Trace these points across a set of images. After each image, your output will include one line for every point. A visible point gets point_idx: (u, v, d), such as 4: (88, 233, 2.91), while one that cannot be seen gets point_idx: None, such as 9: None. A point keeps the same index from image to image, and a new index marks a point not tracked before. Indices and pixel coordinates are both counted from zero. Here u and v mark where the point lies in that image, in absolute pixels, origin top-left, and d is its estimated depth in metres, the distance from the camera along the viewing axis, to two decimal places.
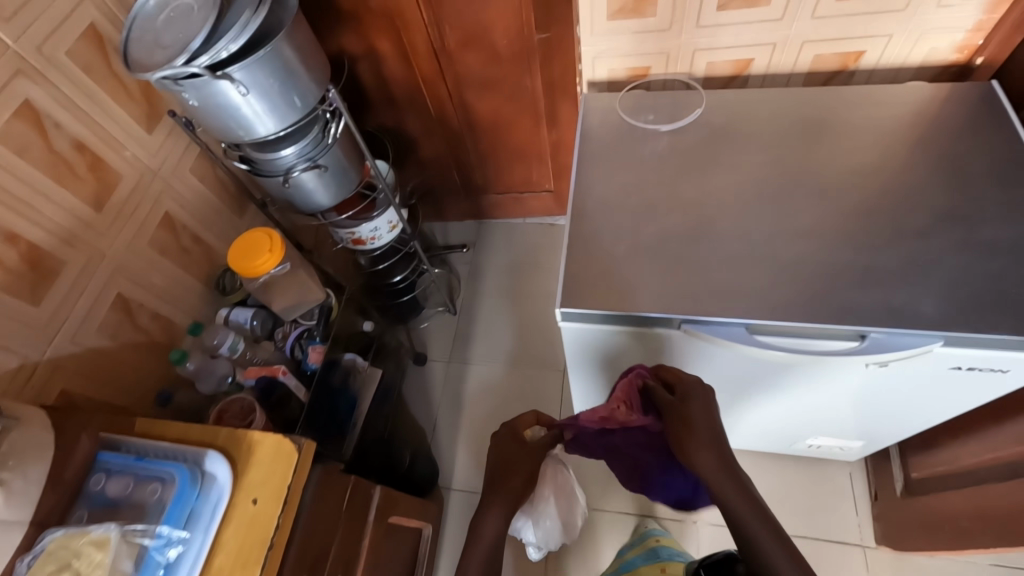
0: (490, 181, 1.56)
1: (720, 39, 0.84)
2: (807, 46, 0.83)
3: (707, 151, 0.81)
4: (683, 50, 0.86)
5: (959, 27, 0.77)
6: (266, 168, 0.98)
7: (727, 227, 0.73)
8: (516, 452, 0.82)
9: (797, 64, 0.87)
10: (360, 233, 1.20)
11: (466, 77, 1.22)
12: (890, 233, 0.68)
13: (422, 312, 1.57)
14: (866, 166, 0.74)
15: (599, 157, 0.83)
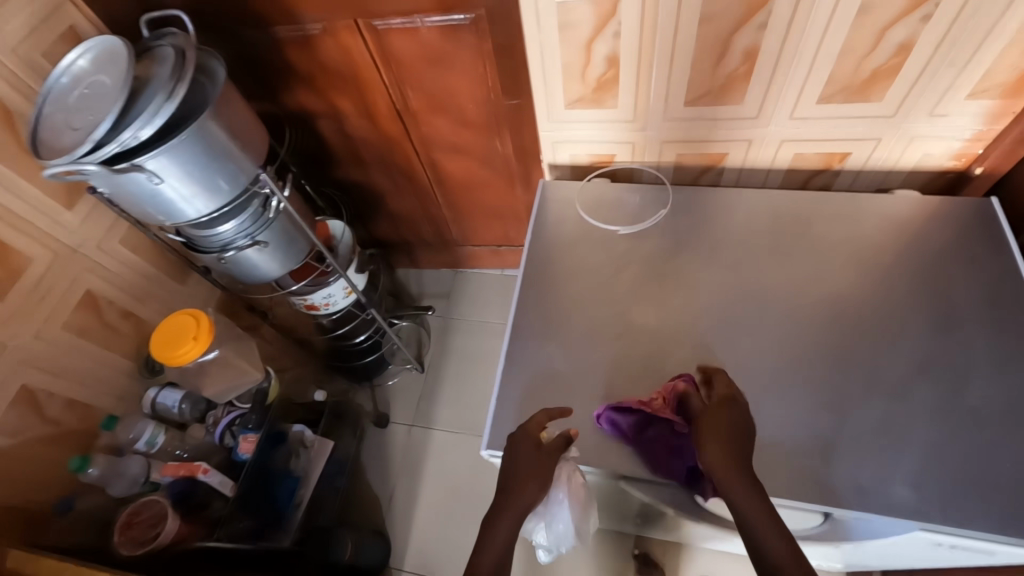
0: (465, 234, 1.48)
1: (690, 132, 0.76)
2: (785, 145, 0.76)
3: (671, 263, 0.79)
4: (651, 141, 0.79)
5: (964, 126, 0.71)
6: (201, 244, 0.90)
7: (679, 358, 0.72)
8: (528, 453, 0.64)
9: (776, 161, 0.79)
10: (312, 299, 1.12)
11: (434, 138, 1.15)
12: (863, 390, 0.67)
13: (387, 369, 1.49)
14: (833, 293, 0.73)
15: (558, 265, 0.81)
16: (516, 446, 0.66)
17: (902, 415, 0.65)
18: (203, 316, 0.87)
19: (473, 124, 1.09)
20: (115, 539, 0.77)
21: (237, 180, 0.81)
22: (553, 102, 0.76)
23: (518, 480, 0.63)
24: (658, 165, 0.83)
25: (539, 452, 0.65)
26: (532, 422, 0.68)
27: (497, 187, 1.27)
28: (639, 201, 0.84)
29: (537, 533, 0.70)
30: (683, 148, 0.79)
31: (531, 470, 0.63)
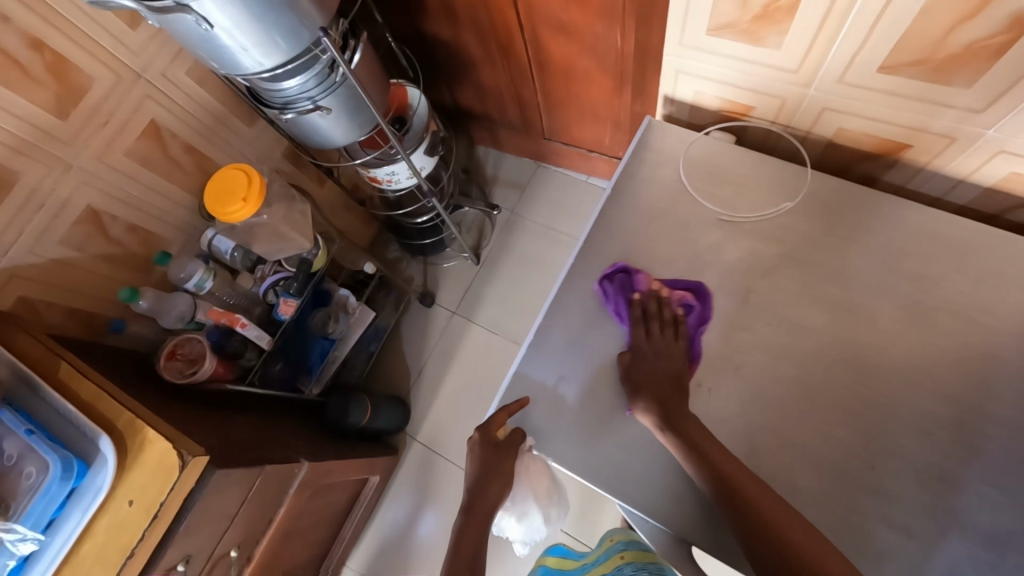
0: (556, 129, 1.30)
1: (867, 106, 0.55)
2: (1004, 157, 0.53)
3: (755, 277, 0.68)
4: (810, 102, 0.58)
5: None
6: (263, 95, 0.82)
7: (727, 384, 0.64)
8: (494, 463, 0.65)
9: (976, 174, 0.57)
10: (375, 174, 1.04)
11: (542, 11, 0.94)
12: (932, 508, 0.56)
13: (444, 251, 1.46)
14: (946, 369, 0.60)
15: (628, 234, 0.73)
16: (483, 453, 0.65)
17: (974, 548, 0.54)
18: (255, 175, 0.84)
19: (592, 6, 0.87)
20: (160, 363, 0.85)
21: (299, 35, 0.70)
22: (691, 19, 0.56)
23: (487, 482, 0.65)
24: (806, 131, 0.63)
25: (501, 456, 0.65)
26: (491, 419, 0.66)
27: (603, 87, 1.06)
28: (755, 180, 0.71)
29: (510, 529, 0.76)
30: (848, 122, 0.58)
31: (495, 477, 0.65)
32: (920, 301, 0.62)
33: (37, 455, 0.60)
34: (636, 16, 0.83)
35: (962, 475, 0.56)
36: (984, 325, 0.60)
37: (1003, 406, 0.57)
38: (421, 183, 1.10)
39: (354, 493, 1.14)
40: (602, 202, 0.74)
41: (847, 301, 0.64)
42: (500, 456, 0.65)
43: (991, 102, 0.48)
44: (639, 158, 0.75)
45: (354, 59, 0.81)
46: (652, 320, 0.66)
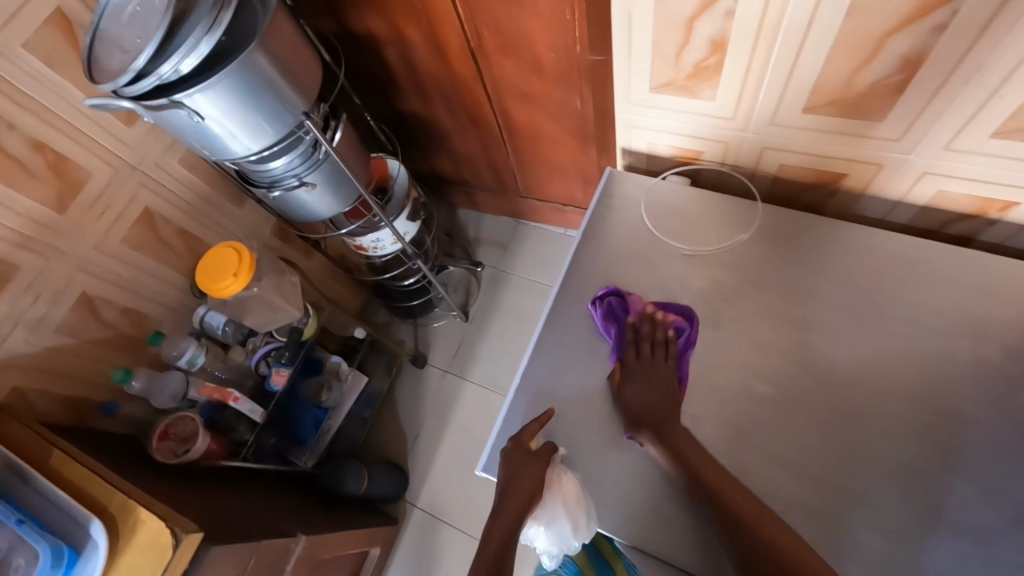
0: (530, 187, 1.38)
1: (797, 143, 0.62)
2: (930, 176, 0.60)
3: (725, 305, 0.71)
4: (750, 143, 0.65)
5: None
6: (253, 176, 0.88)
7: (710, 412, 0.66)
8: (522, 471, 0.65)
9: (909, 194, 0.63)
10: (360, 242, 1.10)
11: (506, 85, 1.03)
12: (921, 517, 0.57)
13: (433, 311, 1.49)
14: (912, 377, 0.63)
15: (602, 276, 0.76)
16: (513, 462, 0.66)
17: (962, 549, 0.56)
18: (244, 251, 0.87)
19: (552, 76, 0.96)
20: (152, 445, 0.85)
21: (283, 121, 0.76)
22: (634, 81, 0.63)
23: (513, 488, 0.64)
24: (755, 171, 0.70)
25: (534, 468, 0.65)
26: (524, 430, 0.68)
27: (569, 147, 1.14)
28: (715, 215, 0.76)
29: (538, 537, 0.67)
30: (787, 159, 0.66)
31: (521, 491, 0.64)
32: (883, 315, 0.67)
33: (27, 544, 0.61)
34: (591, 81, 0.91)
35: (947, 473, 0.59)
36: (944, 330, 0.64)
37: (973, 403, 0.61)
38: (406, 247, 1.15)
39: (355, 568, 1.10)
40: (574, 247, 0.78)
41: (816, 320, 0.68)
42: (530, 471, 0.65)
43: (908, 129, 0.56)
44: (607, 206, 0.80)
45: (336, 139, 0.88)
46: (667, 352, 0.69)
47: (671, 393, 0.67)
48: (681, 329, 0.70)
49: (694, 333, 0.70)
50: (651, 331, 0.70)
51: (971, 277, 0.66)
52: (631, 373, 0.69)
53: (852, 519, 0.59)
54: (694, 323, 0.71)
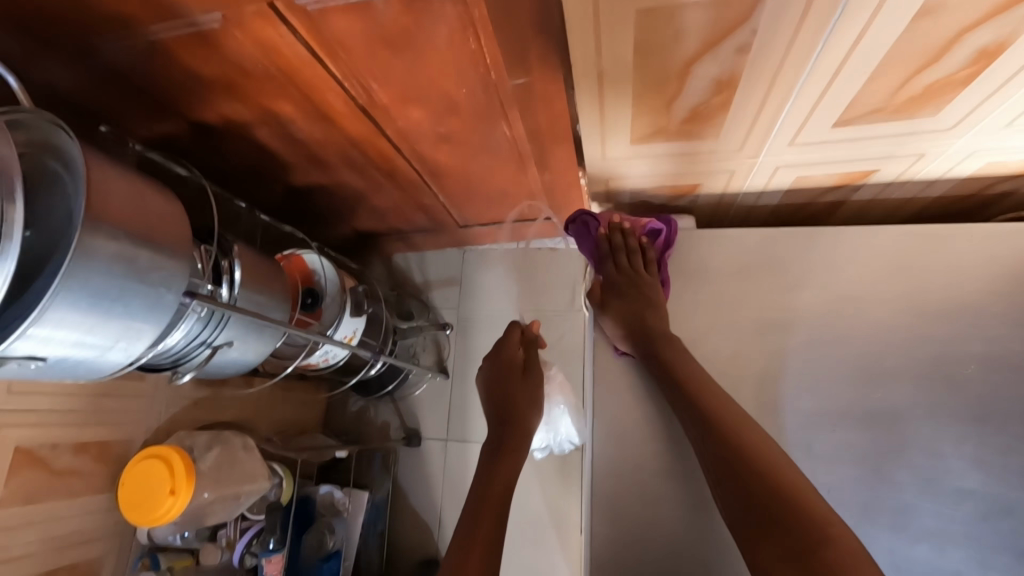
0: (468, 217, 1.21)
1: (820, 154, 0.80)
2: (930, 148, 0.77)
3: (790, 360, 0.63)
4: (823, 158, 0.82)
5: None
6: (145, 364, 0.68)
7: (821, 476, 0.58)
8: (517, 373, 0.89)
9: (950, 172, 0.83)
10: (309, 361, 0.90)
11: (416, 132, 0.85)
12: None
13: (410, 380, 1.32)
14: None
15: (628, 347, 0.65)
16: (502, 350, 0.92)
17: None
18: (175, 458, 0.69)
19: (467, 111, 0.78)
20: None
21: (164, 305, 0.56)
22: (641, 125, 0.77)
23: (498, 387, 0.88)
24: (768, 182, 0.91)
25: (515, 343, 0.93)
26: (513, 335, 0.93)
27: (505, 173, 0.98)
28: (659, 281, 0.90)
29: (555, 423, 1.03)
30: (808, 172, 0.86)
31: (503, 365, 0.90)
32: (865, 275, 0.85)
33: None
34: (518, 107, 0.75)
35: (954, 411, 0.77)
36: (918, 293, 0.82)
37: None
38: (359, 348, 0.97)
39: None
40: (592, 283, 0.95)
41: (835, 294, 0.85)
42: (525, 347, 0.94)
43: (948, 125, 0.71)
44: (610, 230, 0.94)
45: (236, 282, 0.69)
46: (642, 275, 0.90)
47: (654, 301, 0.87)
48: (654, 237, 0.95)
49: (672, 236, 0.93)
50: (628, 242, 0.94)
51: (936, 251, 0.83)
52: (613, 279, 0.92)
53: (874, 473, 0.77)
54: (671, 225, 0.95)
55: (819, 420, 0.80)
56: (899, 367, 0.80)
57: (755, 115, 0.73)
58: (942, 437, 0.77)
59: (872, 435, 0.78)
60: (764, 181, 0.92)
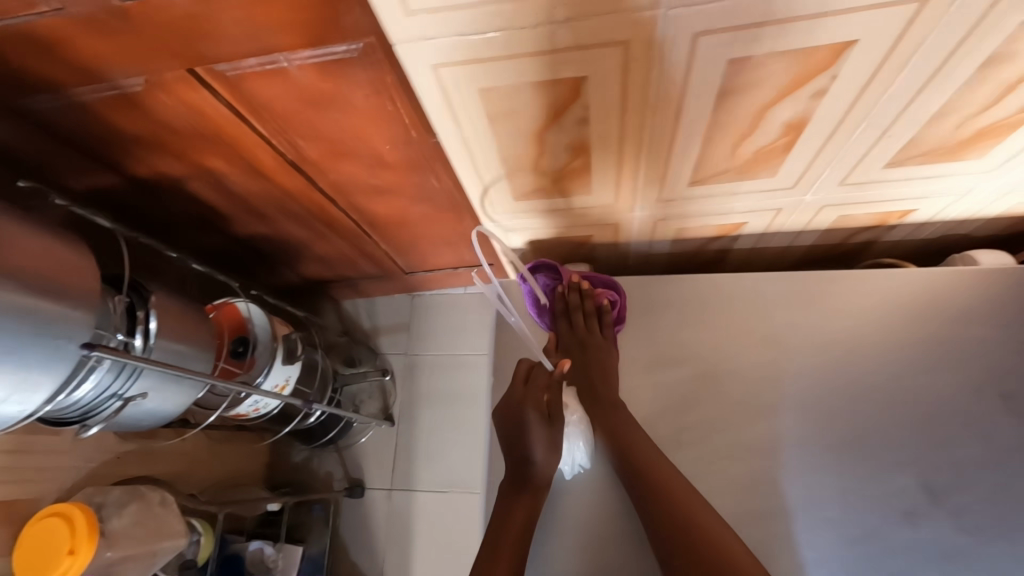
0: (414, 264, 1.23)
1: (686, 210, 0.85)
2: (786, 205, 0.83)
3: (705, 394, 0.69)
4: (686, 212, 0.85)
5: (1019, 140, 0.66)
6: (51, 417, 0.67)
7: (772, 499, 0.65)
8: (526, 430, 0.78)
9: (810, 223, 0.88)
10: (236, 411, 0.89)
11: (350, 186, 0.88)
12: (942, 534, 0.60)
13: (354, 428, 1.30)
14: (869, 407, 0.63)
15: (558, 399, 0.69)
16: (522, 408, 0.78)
17: None
18: (77, 514, 0.66)
19: (396, 167, 0.82)
20: None
21: (65, 356, 0.56)
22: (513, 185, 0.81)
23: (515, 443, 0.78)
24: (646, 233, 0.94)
25: (530, 391, 0.79)
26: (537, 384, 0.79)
27: (442, 223, 1.02)
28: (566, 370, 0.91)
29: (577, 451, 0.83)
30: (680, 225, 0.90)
31: (532, 426, 0.77)
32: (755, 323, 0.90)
33: None
34: (442, 163, 0.79)
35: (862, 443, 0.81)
36: (803, 339, 0.88)
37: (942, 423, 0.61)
38: (292, 397, 0.96)
39: None
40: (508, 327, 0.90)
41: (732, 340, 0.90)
42: (544, 395, 0.80)
43: (792, 182, 0.76)
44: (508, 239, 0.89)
45: (151, 332, 0.69)
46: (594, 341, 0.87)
47: (604, 367, 0.86)
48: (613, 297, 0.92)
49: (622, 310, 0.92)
50: (585, 303, 0.90)
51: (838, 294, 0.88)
52: (565, 338, 0.89)
53: (775, 508, 0.81)
54: (620, 291, 0.93)
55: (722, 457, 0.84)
56: (784, 406, 0.85)
57: (624, 179, 0.77)
58: (834, 466, 0.81)
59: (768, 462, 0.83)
60: (646, 234, 0.95)
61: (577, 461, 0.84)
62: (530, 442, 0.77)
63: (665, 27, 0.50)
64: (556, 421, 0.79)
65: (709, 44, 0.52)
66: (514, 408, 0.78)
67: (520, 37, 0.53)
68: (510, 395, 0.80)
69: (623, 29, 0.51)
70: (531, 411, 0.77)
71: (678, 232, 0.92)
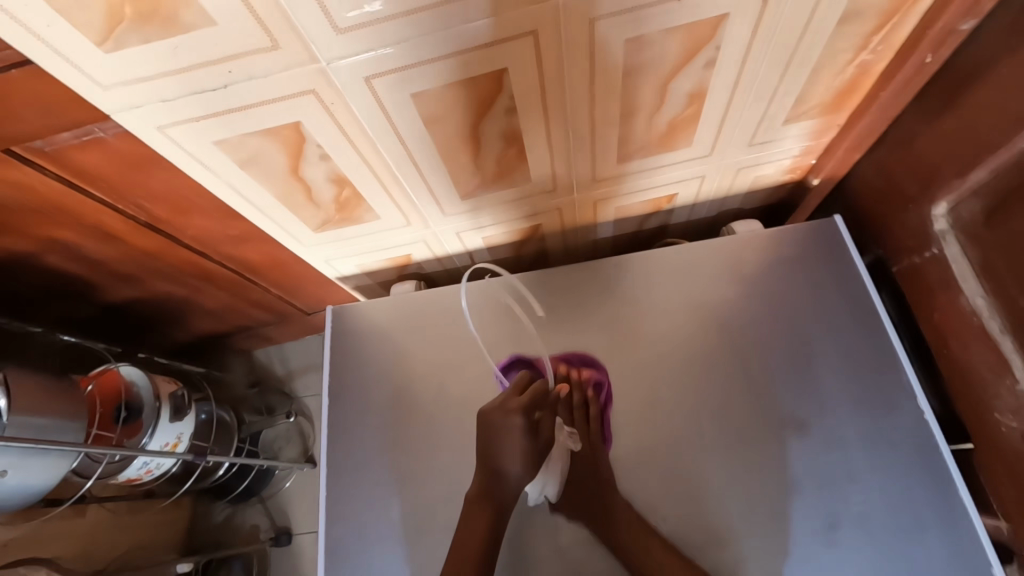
0: (312, 303, 1.24)
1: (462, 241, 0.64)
2: (596, 203, 0.62)
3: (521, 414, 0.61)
4: (442, 233, 0.62)
5: (786, 145, 0.55)
6: None
7: None
8: (513, 448, 0.53)
9: (599, 232, 0.69)
10: (126, 475, 0.89)
11: (212, 236, 0.90)
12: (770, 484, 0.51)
13: (274, 475, 1.29)
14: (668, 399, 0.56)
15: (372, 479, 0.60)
16: (495, 423, 0.55)
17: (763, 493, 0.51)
18: None
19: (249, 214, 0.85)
20: None
21: None
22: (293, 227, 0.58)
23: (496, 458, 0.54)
24: (446, 266, 0.70)
25: (528, 400, 0.55)
26: (513, 402, 0.55)
27: None
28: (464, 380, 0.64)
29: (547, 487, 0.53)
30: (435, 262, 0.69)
31: (508, 434, 0.54)
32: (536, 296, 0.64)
33: None
34: None
35: None
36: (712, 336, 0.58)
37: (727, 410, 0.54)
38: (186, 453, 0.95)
39: None
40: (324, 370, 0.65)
41: (528, 334, 0.62)
42: (534, 417, 0.55)
43: (593, 179, 0.56)
44: (340, 281, 0.71)
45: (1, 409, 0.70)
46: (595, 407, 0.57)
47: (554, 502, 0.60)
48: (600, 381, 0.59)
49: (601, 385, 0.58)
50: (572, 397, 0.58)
51: None
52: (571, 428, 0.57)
53: None
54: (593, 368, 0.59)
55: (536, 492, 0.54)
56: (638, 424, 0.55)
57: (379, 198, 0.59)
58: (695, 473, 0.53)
59: (464, 486, 0.56)
60: (461, 262, 0.70)
61: (546, 495, 0.54)
62: (502, 456, 0.54)
63: (335, 78, 0.38)
64: (547, 442, 0.54)
65: (381, 94, 0.39)
66: (495, 416, 0.55)
67: (196, 126, 0.41)
68: (490, 403, 0.57)
69: (277, 118, 0.42)
70: (512, 416, 0.54)
71: (495, 259, 0.71)
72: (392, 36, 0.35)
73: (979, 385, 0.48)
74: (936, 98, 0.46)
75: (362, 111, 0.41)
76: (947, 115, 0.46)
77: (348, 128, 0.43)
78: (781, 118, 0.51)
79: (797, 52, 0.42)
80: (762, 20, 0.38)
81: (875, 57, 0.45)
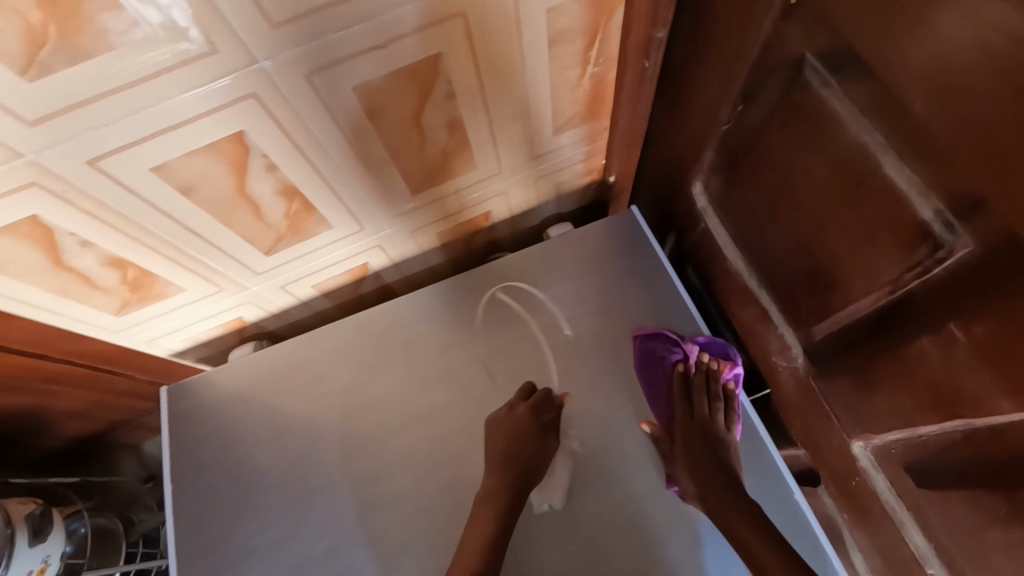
0: None
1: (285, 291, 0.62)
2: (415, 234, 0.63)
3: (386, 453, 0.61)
4: (263, 291, 0.61)
5: (568, 152, 0.60)
6: None
7: None
8: (526, 449, 0.53)
9: (431, 258, 0.70)
10: None
11: None
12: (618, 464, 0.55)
13: None
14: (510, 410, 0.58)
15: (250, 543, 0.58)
16: (501, 436, 0.55)
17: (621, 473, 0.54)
18: None
19: None
20: None
21: None
22: (87, 322, 0.53)
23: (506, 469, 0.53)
24: (288, 320, 0.69)
25: (519, 411, 0.56)
26: (511, 415, 0.56)
27: None
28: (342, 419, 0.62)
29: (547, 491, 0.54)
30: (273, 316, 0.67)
31: (525, 437, 0.54)
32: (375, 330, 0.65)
33: None
34: None
35: None
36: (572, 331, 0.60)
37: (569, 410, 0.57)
38: None
39: None
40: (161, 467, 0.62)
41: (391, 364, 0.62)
42: (542, 417, 0.56)
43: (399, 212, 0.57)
44: (176, 359, 0.67)
45: None
46: (726, 430, 0.53)
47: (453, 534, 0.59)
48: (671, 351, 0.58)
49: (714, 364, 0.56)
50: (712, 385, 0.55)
51: None
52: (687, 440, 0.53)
53: None
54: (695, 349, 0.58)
55: (387, 523, 0.56)
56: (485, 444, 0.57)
57: None
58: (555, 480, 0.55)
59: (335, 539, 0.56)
60: (301, 314, 0.69)
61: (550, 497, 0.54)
62: (513, 462, 0.53)
63: (54, 169, 0.36)
64: (555, 440, 0.55)
65: (118, 176, 0.39)
66: (496, 428, 0.56)
67: None
68: (497, 414, 0.58)
69: (3, 220, 0.38)
70: (516, 408, 0.56)
71: (340, 304, 0.70)
72: (97, 119, 0.34)
73: (756, 334, 0.54)
74: (666, 94, 0.52)
75: (103, 193, 0.39)
76: (676, 108, 0.52)
77: (100, 214, 0.41)
78: (550, 131, 0.55)
79: (526, 72, 0.46)
80: (474, 52, 0.42)
81: (601, 69, 0.50)
